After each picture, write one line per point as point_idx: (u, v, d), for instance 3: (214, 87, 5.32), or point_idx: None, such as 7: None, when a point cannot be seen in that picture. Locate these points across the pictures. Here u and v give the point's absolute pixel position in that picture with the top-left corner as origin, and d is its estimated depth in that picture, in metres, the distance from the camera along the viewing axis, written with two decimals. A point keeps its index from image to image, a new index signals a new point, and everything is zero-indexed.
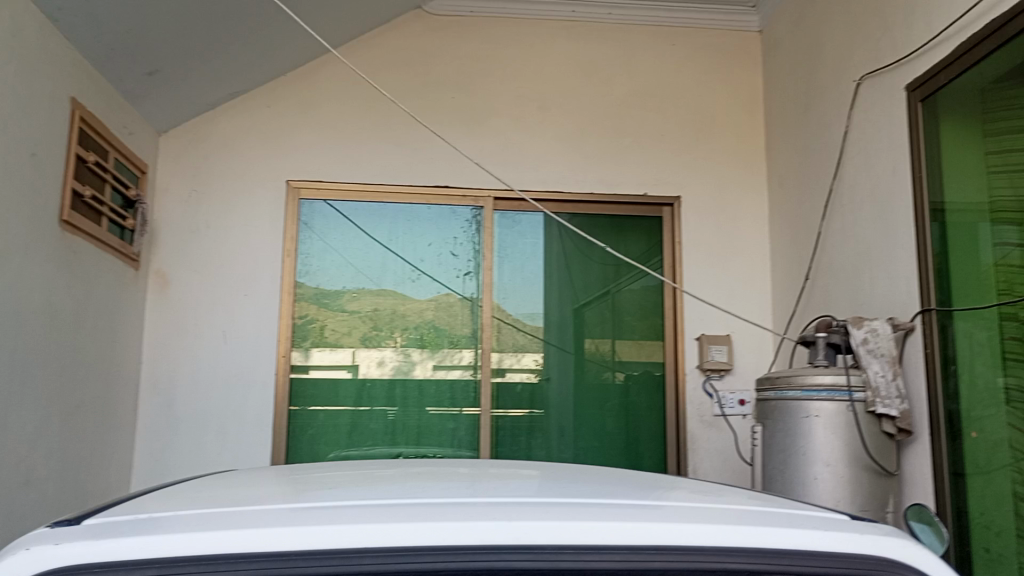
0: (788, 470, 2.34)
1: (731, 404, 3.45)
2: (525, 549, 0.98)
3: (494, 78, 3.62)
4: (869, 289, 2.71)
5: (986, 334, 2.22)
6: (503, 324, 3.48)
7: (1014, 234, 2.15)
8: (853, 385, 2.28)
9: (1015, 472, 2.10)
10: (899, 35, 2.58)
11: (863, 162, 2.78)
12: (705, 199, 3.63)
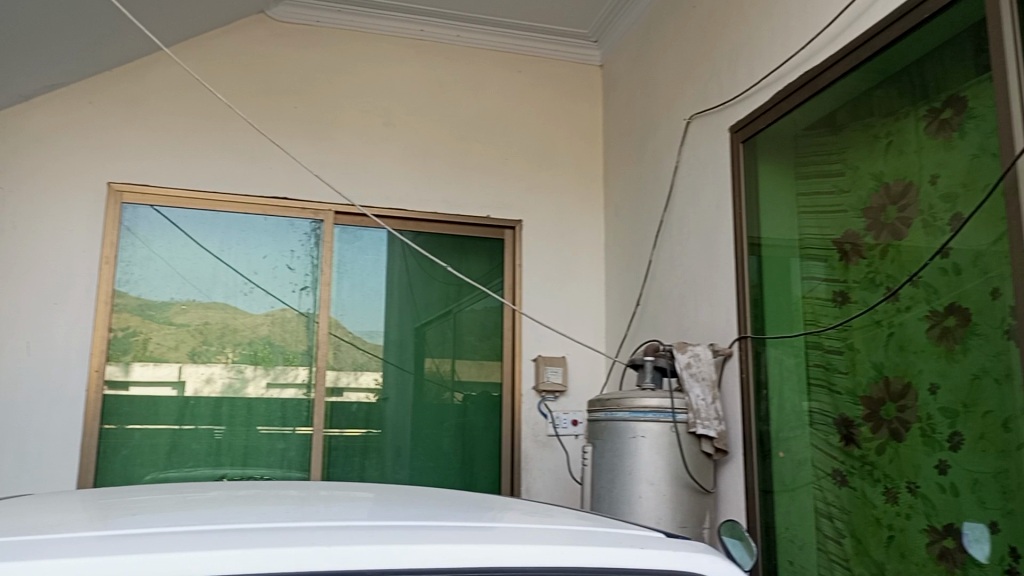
0: (615, 489, 2.40)
1: (564, 424, 3.55)
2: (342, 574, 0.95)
3: (339, 90, 3.56)
4: (693, 316, 2.87)
5: (794, 361, 2.41)
6: (343, 342, 3.40)
7: (820, 269, 2.34)
8: (676, 407, 2.40)
9: (817, 489, 2.29)
10: (725, 81, 2.77)
11: (690, 196, 2.95)
12: (545, 224, 3.72)
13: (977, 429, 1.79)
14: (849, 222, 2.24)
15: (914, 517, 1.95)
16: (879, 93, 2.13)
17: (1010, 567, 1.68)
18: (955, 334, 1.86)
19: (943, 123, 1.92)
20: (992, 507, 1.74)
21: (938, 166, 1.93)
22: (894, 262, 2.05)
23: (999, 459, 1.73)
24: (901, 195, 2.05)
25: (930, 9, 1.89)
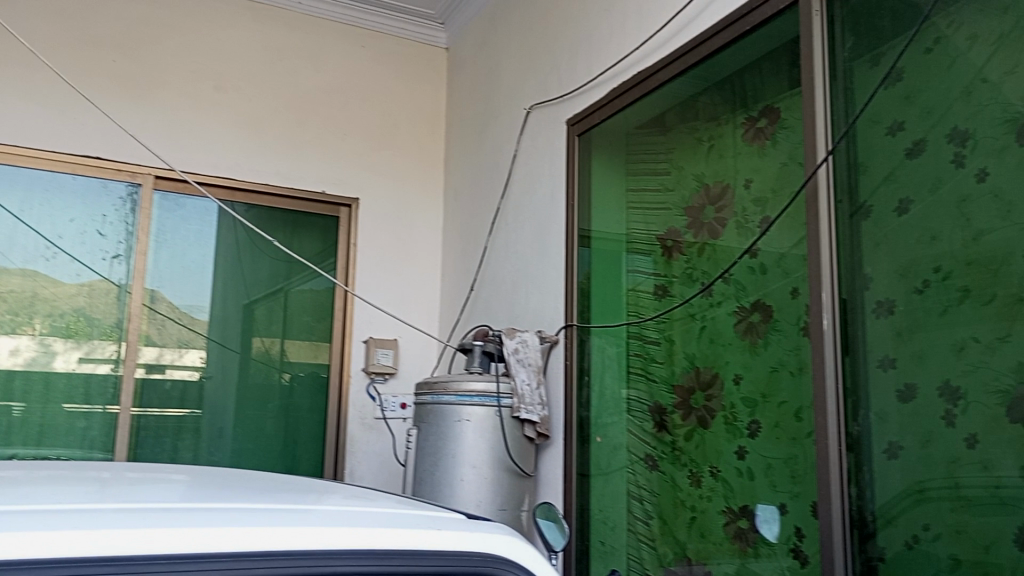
0: (437, 473, 2.41)
1: (392, 407, 3.52)
2: (108, 561, 0.87)
3: (165, 48, 3.35)
4: (523, 303, 2.92)
5: (615, 349, 2.50)
6: (167, 320, 3.22)
7: (644, 263, 2.44)
8: (502, 392, 2.45)
9: (630, 473, 2.39)
10: (564, 74, 2.83)
11: (526, 185, 3.00)
12: (382, 204, 3.67)
13: (773, 418, 1.93)
14: (672, 219, 2.34)
15: (714, 500, 2.08)
16: (704, 98, 2.24)
17: (795, 546, 1.83)
18: (759, 329, 1.99)
19: (758, 131, 2.05)
20: (782, 490, 1.88)
21: (752, 171, 2.06)
22: (710, 260, 2.17)
23: (790, 446, 1.87)
24: (718, 197, 2.17)
25: (753, 21, 2.02)
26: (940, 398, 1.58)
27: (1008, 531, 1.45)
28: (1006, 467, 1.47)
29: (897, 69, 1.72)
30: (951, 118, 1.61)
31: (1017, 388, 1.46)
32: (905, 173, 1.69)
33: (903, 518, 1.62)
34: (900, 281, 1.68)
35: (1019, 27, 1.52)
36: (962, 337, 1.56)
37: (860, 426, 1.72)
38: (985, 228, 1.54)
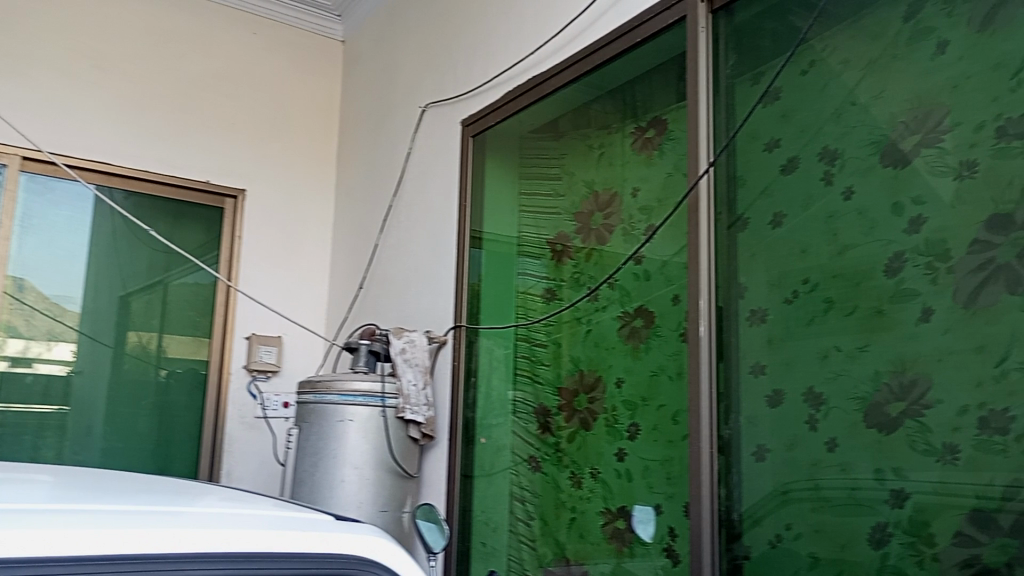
0: (316, 473, 2.36)
1: (274, 406, 3.43)
2: None
3: (40, 20, 3.15)
4: (413, 303, 2.90)
5: (503, 351, 2.52)
6: (34, 311, 3.03)
7: (533, 266, 2.46)
8: (386, 391, 2.43)
9: (513, 474, 2.42)
10: (461, 74, 2.83)
11: (419, 183, 2.98)
12: (271, 197, 3.57)
13: (652, 420, 1.98)
14: (561, 224, 2.38)
15: (594, 500, 2.12)
16: (596, 106, 2.28)
17: (669, 546, 1.89)
18: (641, 334, 2.04)
19: (646, 141, 2.10)
20: (658, 491, 1.93)
21: (640, 180, 2.11)
22: (597, 265, 2.21)
23: (666, 448, 1.93)
24: (607, 204, 2.21)
25: (644, 34, 2.08)
26: (804, 403, 1.67)
27: (862, 531, 1.54)
28: (861, 470, 1.56)
29: (775, 89, 1.81)
30: (822, 138, 1.70)
31: (874, 395, 1.55)
32: (780, 188, 1.77)
33: (768, 518, 1.70)
34: (771, 291, 1.76)
35: (885, 55, 1.61)
36: (826, 346, 1.65)
37: (731, 429, 1.80)
38: (849, 244, 1.63)
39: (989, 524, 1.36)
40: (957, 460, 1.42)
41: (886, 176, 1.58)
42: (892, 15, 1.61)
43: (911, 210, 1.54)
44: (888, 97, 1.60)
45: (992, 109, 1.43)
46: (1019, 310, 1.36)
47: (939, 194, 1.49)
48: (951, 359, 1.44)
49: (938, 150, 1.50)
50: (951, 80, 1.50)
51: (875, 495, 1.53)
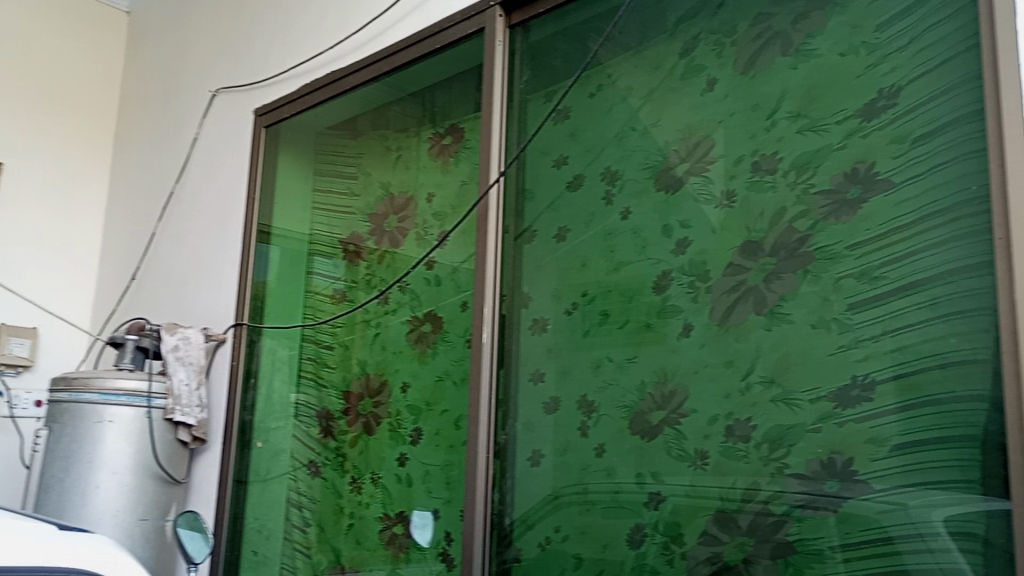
0: (68, 479, 2.17)
1: (24, 405, 3.10)
2: None
3: None
4: (191, 297, 2.74)
5: (287, 352, 2.43)
6: None
7: (324, 265, 2.40)
8: (153, 392, 2.27)
9: (291, 479, 2.35)
10: (255, 61, 2.71)
11: (205, 171, 2.82)
12: (33, 174, 3.24)
13: (434, 426, 1.99)
14: (355, 224, 2.33)
15: (373, 506, 2.09)
16: (395, 108, 2.27)
17: (444, 550, 1.90)
18: (429, 339, 2.04)
19: (443, 148, 2.11)
20: (436, 496, 1.94)
21: (434, 186, 2.12)
22: (388, 268, 2.20)
23: (446, 453, 1.94)
24: (402, 207, 2.20)
25: (443, 41, 2.10)
26: (577, 410, 1.74)
27: (622, 532, 1.63)
28: (623, 474, 1.65)
29: (564, 108, 1.89)
30: (605, 159, 1.79)
31: (638, 404, 1.65)
32: (564, 203, 1.85)
33: (540, 522, 1.76)
34: (553, 302, 1.83)
35: (664, 86, 1.73)
36: (598, 356, 1.73)
37: (506, 435, 1.85)
38: (624, 260, 1.73)
39: (730, 524, 1.48)
40: (706, 465, 1.53)
41: (659, 199, 1.69)
42: (671, 50, 1.72)
43: (678, 232, 1.65)
44: (664, 125, 1.72)
45: (750, 145, 1.57)
46: (764, 329, 1.49)
47: (703, 219, 1.62)
48: (706, 372, 1.56)
49: (704, 179, 1.63)
50: (719, 115, 1.63)
51: (634, 497, 1.62)
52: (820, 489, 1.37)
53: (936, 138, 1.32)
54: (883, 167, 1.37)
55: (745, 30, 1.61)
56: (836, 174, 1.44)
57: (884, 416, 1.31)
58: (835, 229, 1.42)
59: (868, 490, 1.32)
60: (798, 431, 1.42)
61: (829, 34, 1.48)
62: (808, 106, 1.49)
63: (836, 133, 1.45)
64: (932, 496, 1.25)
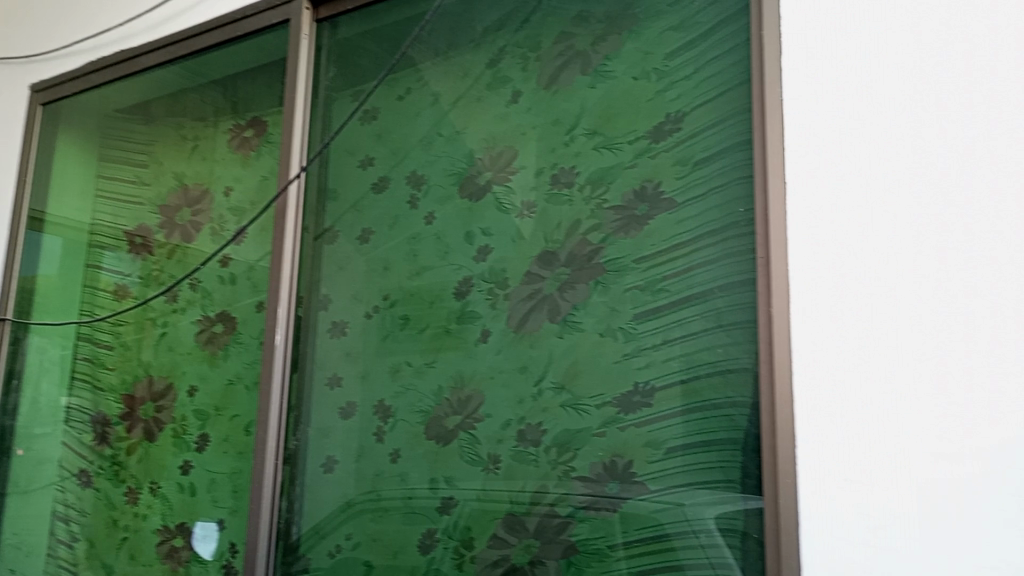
0: None
1: None
2: None
3: None
4: None
5: (60, 352, 2.23)
6: None
7: (106, 258, 2.22)
8: None
9: (58, 490, 2.14)
10: (35, 32, 2.48)
11: None
12: None
13: (222, 431, 1.88)
14: (142, 216, 2.18)
15: (150, 518, 1.95)
16: (193, 95, 2.14)
17: (227, 562, 1.81)
18: (220, 340, 1.94)
19: (243, 140, 2.02)
20: (221, 505, 1.84)
21: (232, 179, 2.02)
22: (178, 263, 2.06)
23: (234, 460, 1.85)
24: (197, 200, 2.08)
25: (246, 29, 2.01)
26: (374, 415, 1.71)
27: (413, 537, 1.63)
28: (416, 480, 1.64)
29: (372, 110, 1.87)
30: (410, 162, 1.79)
31: (435, 409, 1.65)
32: (368, 205, 1.83)
33: (331, 530, 1.71)
34: (352, 304, 1.80)
35: (470, 95, 1.75)
36: (397, 360, 1.72)
37: (297, 441, 1.79)
38: (426, 265, 1.73)
39: (517, 527, 1.51)
40: (498, 470, 1.56)
41: (463, 206, 1.71)
42: (478, 59, 1.75)
43: (479, 240, 1.67)
44: (469, 134, 1.74)
45: (551, 158, 1.62)
46: (556, 336, 1.54)
47: (504, 227, 1.65)
48: (501, 377, 1.59)
49: (506, 188, 1.66)
50: (521, 127, 1.67)
51: (428, 503, 1.62)
52: (602, 490, 1.44)
53: (713, 163, 1.42)
54: (668, 187, 1.46)
55: (548, 46, 1.66)
56: (626, 190, 1.51)
57: (661, 421, 1.39)
58: (624, 242, 1.50)
59: (644, 491, 1.39)
60: (584, 435, 1.48)
61: (624, 58, 1.56)
62: (603, 124, 1.57)
63: (628, 152, 1.53)
64: (700, 495, 1.34)
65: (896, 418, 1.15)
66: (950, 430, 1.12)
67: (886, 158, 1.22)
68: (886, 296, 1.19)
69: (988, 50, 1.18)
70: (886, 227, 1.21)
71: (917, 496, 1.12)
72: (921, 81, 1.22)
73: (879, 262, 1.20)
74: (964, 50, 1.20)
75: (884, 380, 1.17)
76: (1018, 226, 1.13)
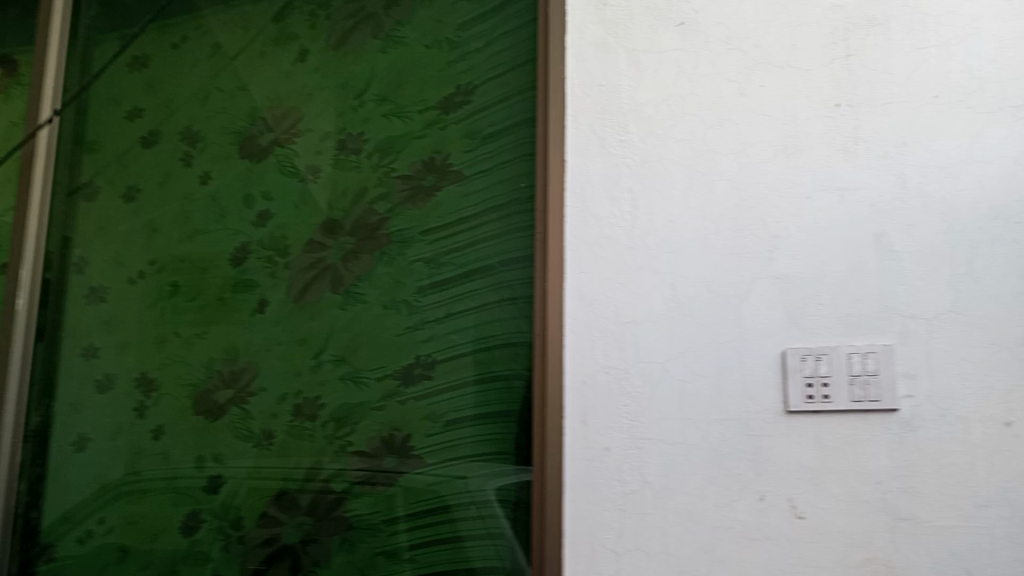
0: None
1: None
2: None
3: None
4: None
5: None
6: None
7: None
8: None
9: None
10: None
11: None
12: None
13: None
14: None
15: None
16: None
17: None
18: None
19: None
20: None
21: None
22: None
23: None
24: None
25: None
26: (135, 389, 1.58)
27: (175, 519, 1.52)
28: (181, 458, 1.53)
29: (143, 57, 1.72)
30: (185, 117, 1.66)
31: (204, 382, 1.55)
32: (136, 160, 1.68)
33: (83, 514, 1.57)
34: (114, 268, 1.64)
35: (253, 49, 1.65)
36: (164, 330, 1.59)
37: (42, 417, 1.62)
38: (199, 229, 1.61)
39: (290, 505, 1.45)
40: (271, 446, 1.49)
41: (242, 168, 1.61)
42: (263, 12, 1.65)
43: (259, 204, 1.58)
44: (251, 91, 1.63)
45: (339, 122, 1.56)
46: (338, 308, 1.49)
47: (286, 192, 1.57)
48: (277, 350, 1.52)
49: (290, 151, 1.58)
50: (308, 88, 1.59)
51: (193, 482, 1.52)
52: (379, 465, 1.41)
53: (501, 138, 1.43)
54: (456, 159, 1.45)
55: (339, 6, 1.59)
56: (415, 161, 1.48)
57: (440, 395, 1.39)
58: (410, 214, 1.47)
59: (421, 465, 1.38)
60: (363, 410, 1.44)
61: (416, 25, 1.53)
62: (393, 91, 1.52)
63: (417, 121, 1.49)
64: (475, 468, 1.35)
65: (683, 397, 1.16)
66: (734, 408, 1.14)
67: (682, 140, 1.23)
68: (674, 276, 1.19)
69: (772, 41, 1.22)
70: (678, 209, 1.21)
71: (708, 470, 1.13)
72: (712, 68, 1.23)
73: (672, 243, 1.21)
74: (753, 38, 1.23)
75: (670, 360, 1.17)
76: (799, 211, 1.16)
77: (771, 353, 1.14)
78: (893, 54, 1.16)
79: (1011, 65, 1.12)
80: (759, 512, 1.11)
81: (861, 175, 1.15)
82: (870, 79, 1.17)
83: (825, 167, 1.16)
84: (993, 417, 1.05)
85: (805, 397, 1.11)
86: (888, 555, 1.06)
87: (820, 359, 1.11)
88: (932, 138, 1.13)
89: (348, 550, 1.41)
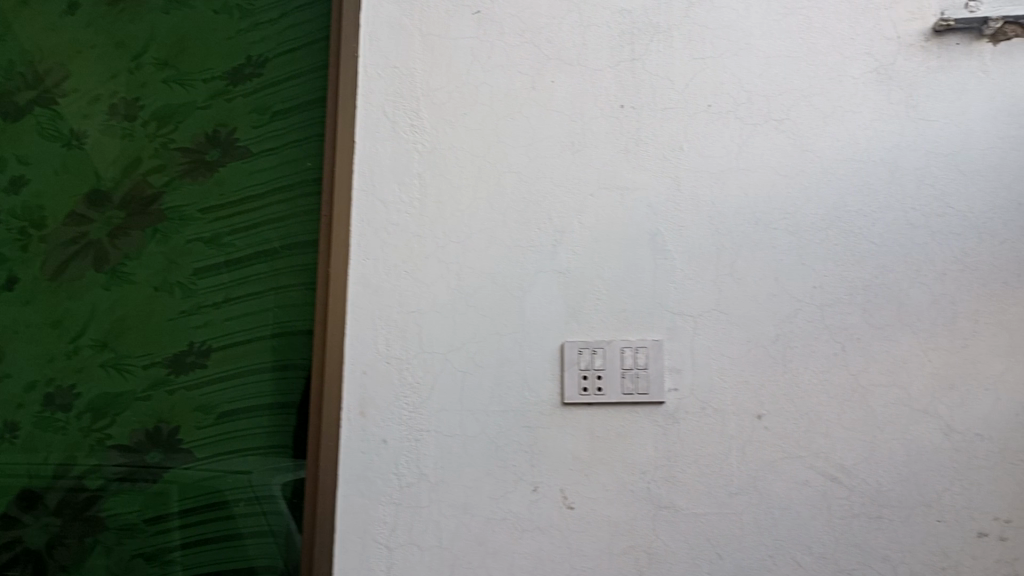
0: None
1: None
2: None
3: None
4: None
5: None
6: None
7: None
8: None
9: None
10: None
11: None
12: None
13: None
14: None
15: None
16: None
17: None
18: None
19: None
20: None
21: None
22: None
23: None
24: None
25: None
26: None
27: None
28: None
29: None
30: None
31: None
32: None
33: None
34: None
35: None
36: None
37: None
38: None
39: (34, 505, 1.29)
40: (14, 440, 1.31)
41: None
42: None
43: (12, 168, 1.39)
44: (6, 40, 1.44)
45: (112, 85, 1.41)
46: (101, 288, 1.34)
47: (45, 157, 1.39)
48: (25, 333, 1.33)
49: (52, 112, 1.41)
50: (77, 43, 1.43)
51: None
52: (141, 460, 1.29)
53: (291, 116, 1.36)
54: (242, 135, 1.36)
55: None
56: (197, 133, 1.37)
57: (214, 385, 1.29)
58: (189, 188, 1.36)
59: (190, 459, 1.29)
60: (124, 400, 1.31)
61: None
62: (175, 56, 1.41)
63: (201, 91, 1.39)
64: (252, 461, 1.28)
65: (465, 389, 1.15)
66: (513, 401, 1.14)
67: (473, 130, 1.22)
68: (461, 267, 1.18)
69: (565, 38, 1.23)
70: (467, 199, 1.20)
71: (484, 462, 1.13)
72: (506, 60, 1.23)
73: (460, 234, 1.19)
74: (546, 33, 1.23)
75: (454, 352, 1.16)
76: (583, 208, 1.19)
77: (550, 346, 1.15)
78: (673, 62, 1.21)
79: (775, 81, 1.20)
80: (532, 503, 1.12)
81: (640, 176, 1.19)
82: (652, 84, 1.21)
83: (609, 166, 1.19)
84: (746, 409, 1.12)
85: (579, 389, 1.13)
86: (649, 542, 1.10)
87: (595, 352, 1.14)
88: (704, 144, 1.19)
89: (103, 554, 1.28)
